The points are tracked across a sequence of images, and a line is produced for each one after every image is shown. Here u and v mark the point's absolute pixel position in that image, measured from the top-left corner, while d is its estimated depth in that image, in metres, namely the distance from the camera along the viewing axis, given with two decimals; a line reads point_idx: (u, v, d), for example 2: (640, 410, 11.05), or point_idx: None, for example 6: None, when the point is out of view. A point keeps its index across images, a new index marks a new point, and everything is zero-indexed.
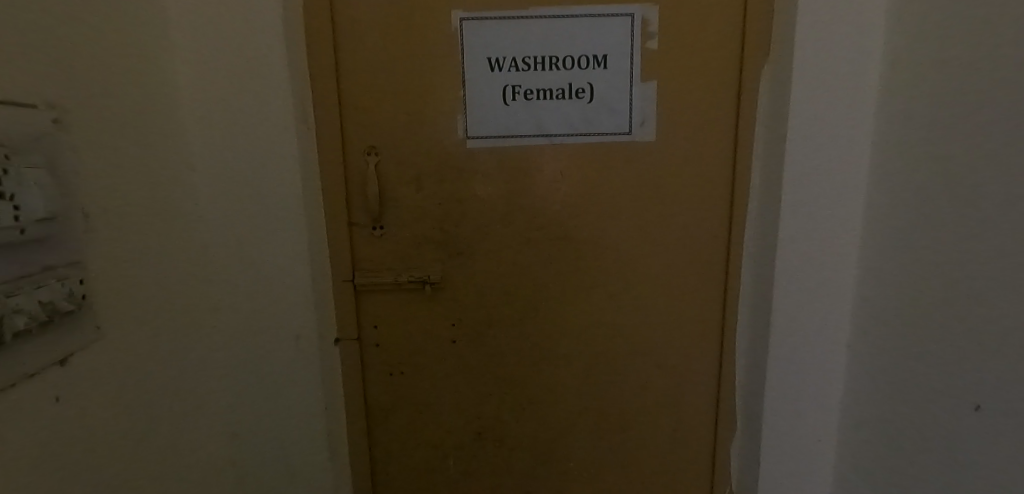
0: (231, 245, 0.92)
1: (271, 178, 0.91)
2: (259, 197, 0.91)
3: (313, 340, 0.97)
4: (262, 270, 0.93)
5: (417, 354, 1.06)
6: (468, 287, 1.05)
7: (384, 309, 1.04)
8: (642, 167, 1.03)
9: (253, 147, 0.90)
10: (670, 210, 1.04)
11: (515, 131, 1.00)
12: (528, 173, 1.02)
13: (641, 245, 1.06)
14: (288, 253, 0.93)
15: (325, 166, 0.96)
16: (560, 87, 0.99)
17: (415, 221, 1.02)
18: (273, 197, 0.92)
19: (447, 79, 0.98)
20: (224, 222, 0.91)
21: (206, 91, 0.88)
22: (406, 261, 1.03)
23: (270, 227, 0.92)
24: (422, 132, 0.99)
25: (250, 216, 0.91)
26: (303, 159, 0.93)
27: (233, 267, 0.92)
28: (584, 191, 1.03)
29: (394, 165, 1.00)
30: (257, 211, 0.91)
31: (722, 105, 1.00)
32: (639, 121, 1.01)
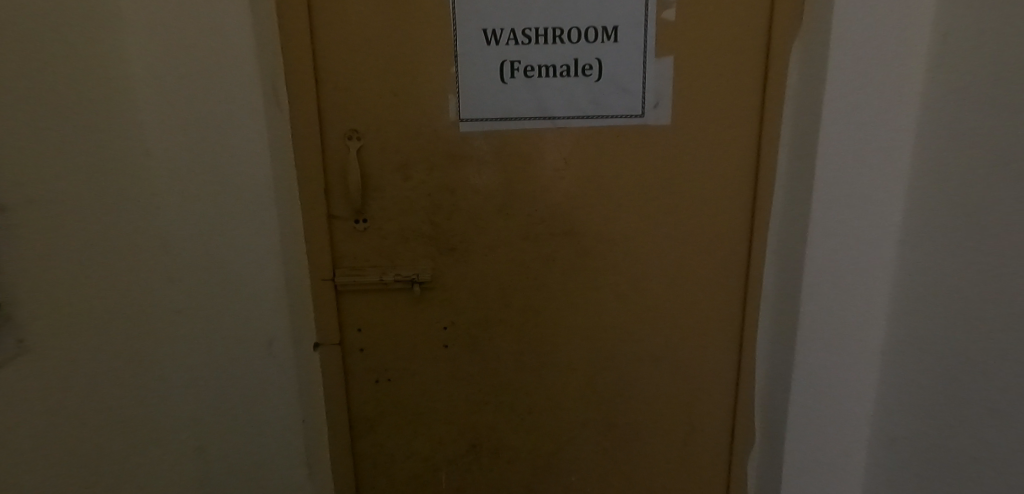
0: (194, 245, 0.81)
1: (240, 170, 0.81)
2: (226, 191, 0.81)
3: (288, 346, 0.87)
4: (231, 273, 0.83)
5: (406, 359, 0.97)
6: (461, 287, 0.95)
7: (368, 310, 0.94)
8: (656, 154, 0.92)
9: (218, 135, 0.79)
10: (687, 201, 0.94)
11: (514, 113, 0.90)
12: (529, 160, 0.92)
13: (653, 240, 0.95)
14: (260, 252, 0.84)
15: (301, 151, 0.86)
16: (565, 64, 0.88)
17: (402, 213, 0.91)
18: (242, 192, 0.81)
19: (437, 54, 0.87)
20: (186, 219, 0.80)
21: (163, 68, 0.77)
22: (392, 258, 0.93)
23: (239, 225, 0.82)
24: (410, 113, 0.88)
25: (216, 211, 0.81)
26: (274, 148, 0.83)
27: (196, 270, 0.81)
28: (591, 180, 0.93)
29: (377, 151, 0.89)
30: (224, 206, 0.81)
31: (747, 85, 0.89)
32: (653, 103, 0.90)
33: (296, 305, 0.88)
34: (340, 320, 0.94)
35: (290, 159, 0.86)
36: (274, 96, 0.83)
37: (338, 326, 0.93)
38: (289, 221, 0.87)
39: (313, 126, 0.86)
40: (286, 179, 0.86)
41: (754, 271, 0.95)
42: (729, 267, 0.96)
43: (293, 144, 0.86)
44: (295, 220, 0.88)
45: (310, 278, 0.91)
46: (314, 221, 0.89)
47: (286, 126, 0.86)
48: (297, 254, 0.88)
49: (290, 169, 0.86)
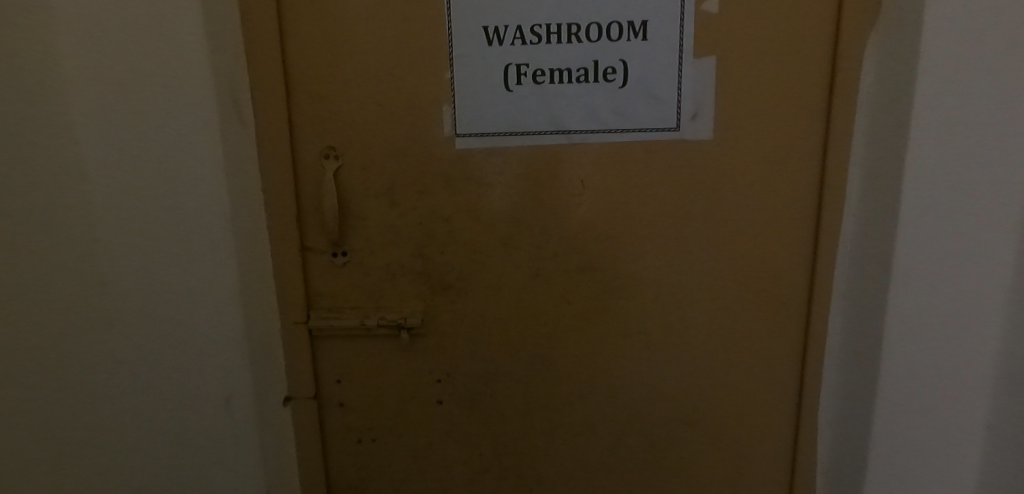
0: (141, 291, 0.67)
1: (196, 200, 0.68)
2: (180, 226, 0.68)
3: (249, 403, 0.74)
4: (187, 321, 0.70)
5: (393, 416, 0.82)
6: (459, 332, 0.79)
7: (349, 358, 0.80)
8: (693, 174, 0.76)
9: (171, 159, 0.67)
10: (732, 232, 0.77)
11: (522, 126, 0.75)
12: (539, 183, 0.76)
13: (691, 279, 0.79)
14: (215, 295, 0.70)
15: (269, 172, 0.73)
16: (583, 67, 0.73)
17: (388, 246, 0.77)
18: (198, 223, 0.69)
19: (430, 58, 0.73)
20: (131, 263, 0.66)
21: (97, 80, 0.61)
22: (377, 298, 0.78)
23: (195, 263, 0.69)
24: (397, 127, 0.74)
25: (168, 249, 0.68)
26: (235, 171, 0.71)
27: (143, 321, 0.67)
28: (613, 207, 0.77)
29: (359, 172, 0.75)
30: (178, 242, 0.68)
31: (808, 91, 0.73)
32: (691, 113, 0.74)
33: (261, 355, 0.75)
34: (316, 370, 0.80)
35: (256, 183, 0.73)
36: (235, 110, 0.71)
37: (314, 378, 0.79)
38: (254, 257, 0.74)
39: (283, 144, 0.73)
40: (251, 207, 0.73)
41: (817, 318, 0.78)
42: (784, 312, 0.79)
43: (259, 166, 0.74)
44: (262, 254, 0.75)
45: (279, 322, 0.77)
46: (285, 256, 0.75)
47: (252, 143, 0.73)
48: (263, 295, 0.75)
49: (256, 195, 0.74)
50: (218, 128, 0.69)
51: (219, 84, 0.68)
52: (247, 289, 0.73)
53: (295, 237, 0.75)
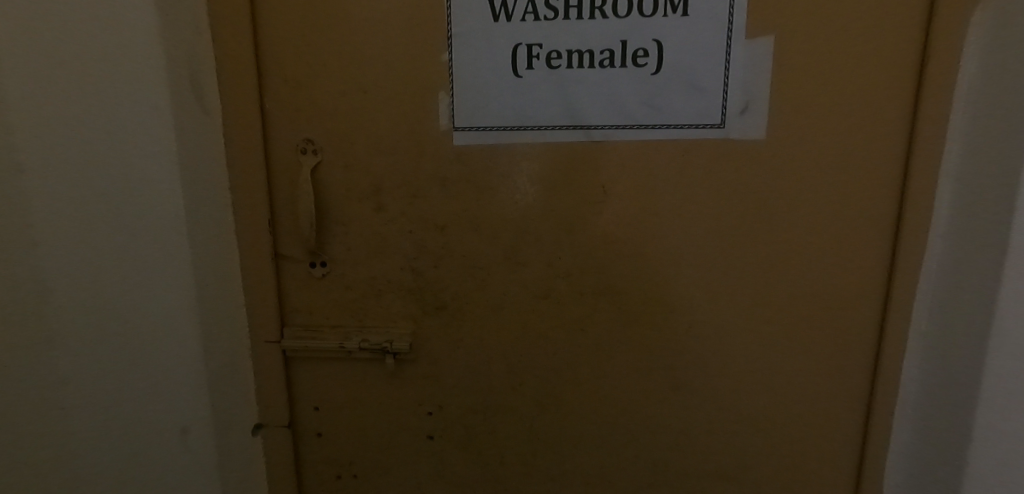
0: (93, 327, 0.52)
1: (153, 199, 0.56)
2: (135, 235, 0.55)
3: (211, 436, 0.64)
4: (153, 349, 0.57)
5: (378, 451, 0.72)
6: (454, 360, 0.68)
7: (328, 384, 0.69)
8: (739, 183, 0.62)
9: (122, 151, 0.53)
10: (785, 254, 0.64)
11: (532, 119, 0.63)
12: (552, 188, 0.64)
13: (732, 308, 0.66)
14: (174, 313, 0.59)
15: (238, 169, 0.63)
16: (608, 48, 0.60)
17: (374, 257, 0.66)
18: (155, 229, 0.56)
19: (426, 36, 0.61)
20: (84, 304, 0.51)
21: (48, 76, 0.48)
22: (360, 317, 0.68)
23: (153, 278, 0.57)
24: (386, 118, 0.63)
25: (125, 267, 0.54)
26: (196, 167, 0.60)
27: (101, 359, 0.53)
28: (640, 218, 0.64)
29: (341, 170, 0.64)
30: (136, 254, 0.55)
31: (886, 81, 0.59)
32: (740, 107, 0.61)
33: (227, 378, 0.66)
34: (291, 395, 0.70)
35: (223, 182, 0.64)
36: (198, 95, 0.60)
37: (288, 404, 0.70)
38: (219, 266, 0.64)
39: (253, 136, 0.63)
40: (217, 209, 0.63)
41: (886, 360, 0.64)
42: (845, 351, 0.66)
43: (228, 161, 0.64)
44: (229, 263, 0.65)
45: (250, 340, 0.68)
46: (256, 265, 0.66)
47: (218, 134, 0.63)
48: (230, 310, 0.66)
49: (223, 195, 0.64)
50: (172, 108, 0.57)
51: (177, 61, 0.57)
52: (209, 305, 0.63)
53: (267, 244, 0.65)
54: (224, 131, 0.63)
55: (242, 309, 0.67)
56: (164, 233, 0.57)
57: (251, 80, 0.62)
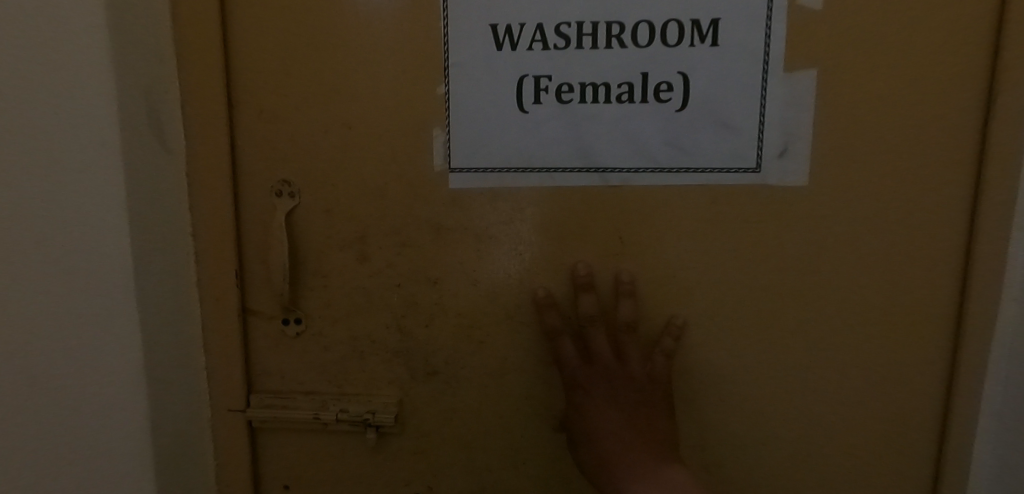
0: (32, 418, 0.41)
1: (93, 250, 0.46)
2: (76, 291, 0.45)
3: None
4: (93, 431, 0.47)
5: None
6: (446, 433, 0.59)
7: (300, 459, 0.60)
8: (774, 234, 0.55)
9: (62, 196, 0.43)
10: (828, 315, 0.56)
11: (540, 160, 0.55)
12: (562, 238, 0.56)
13: (767, 376, 0.57)
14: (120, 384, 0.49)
15: (204, 214, 0.56)
16: (626, 81, 0.53)
17: (355, 313, 0.58)
18: (101, 285, 0.47)
19: (420, 66, 0.54)
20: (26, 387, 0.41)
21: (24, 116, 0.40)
22: (337, 382, 0.59)
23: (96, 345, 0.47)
24: (374, 157, 0.56)
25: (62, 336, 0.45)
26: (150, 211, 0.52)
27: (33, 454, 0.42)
28: (663, 273, 0.56)
29: (320, 214, 0.56)
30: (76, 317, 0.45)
31: (943, 122, 0.52)
32: (777, 149, 0.53)
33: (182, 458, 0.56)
34: (256, 472, 0.61)
35: (183, 228, 0.55)
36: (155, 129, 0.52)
37: (253, 482, 0.60)
38: (175, 326, 0.55)
39: (220, 176, 0.55)
40: (174, 260, 0.55)
41: (951, 440, 0.55)
42: (898, 428, 0.57)
43: (191, 204, 0.56)
44: (188, 320, 0.56)
45: (210, 409, 0.59)
46: (220, 323, 0.57)
47: (181, 174, 0.55)
48: (188, 376, 0.57)
49: (185, 243, 0.56)
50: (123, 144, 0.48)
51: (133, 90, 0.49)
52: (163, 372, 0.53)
53: (233, 299, 0.57)
54: (187, 170, 0.55)
55: (201, 373, 0.58)
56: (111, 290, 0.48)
57: (219, 113, 0.54)
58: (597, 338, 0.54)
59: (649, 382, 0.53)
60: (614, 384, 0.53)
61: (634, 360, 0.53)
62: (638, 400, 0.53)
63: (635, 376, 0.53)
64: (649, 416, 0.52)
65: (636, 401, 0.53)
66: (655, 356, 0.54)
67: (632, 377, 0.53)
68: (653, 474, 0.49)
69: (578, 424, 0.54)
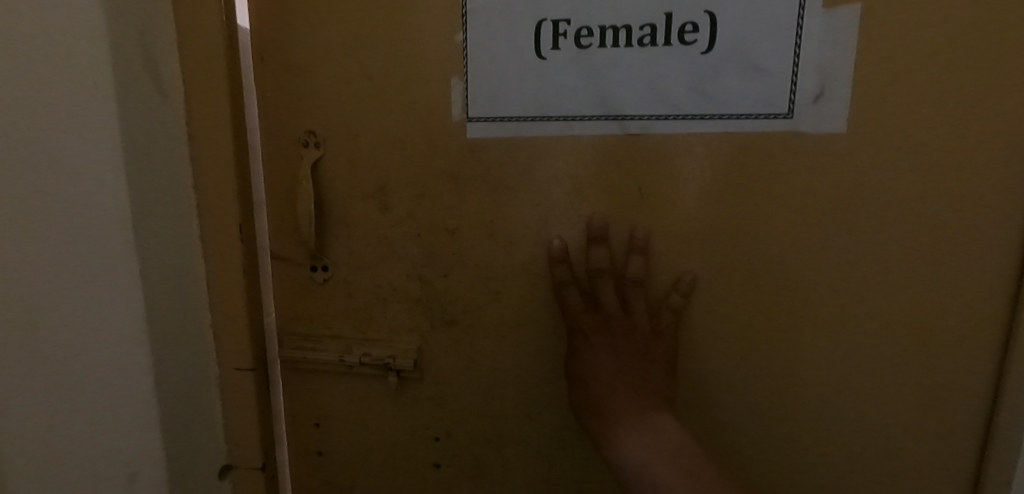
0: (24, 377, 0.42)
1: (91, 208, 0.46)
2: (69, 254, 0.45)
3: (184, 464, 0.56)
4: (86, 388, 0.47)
5: (380, 478, 0.64)
6: (465, 380, 0.60)
7: (327, 398, 0.63)
8: (806, 186, 0.51)
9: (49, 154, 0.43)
10: (864, 274, 0.52)
11: (558, 109, 0.54)
12: (579, 187, 0.55)
13: (793, 338, 0.54)
14: (121, 342, 0.50)
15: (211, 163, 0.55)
16: (649, 23, 0.51)
17: (377, 261, 0.59)
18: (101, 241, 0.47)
19: (438, 13, 0.54)
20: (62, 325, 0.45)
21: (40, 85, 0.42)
22: (362, 327, 0.61)
23: (95, 302, 0.47)
24: (395, 108, 0.56)
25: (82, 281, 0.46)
26: (146, 169, 0.51)
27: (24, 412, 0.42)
28: (684, 228, 0.54)
29: (344, 164, 0.58)
30: (69, 287, 0.45)
31: (1010, 58, 0.46)
32: (813, 92, 0.50)
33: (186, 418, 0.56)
34: (266, 429, 0.62)
35: (185, 185, 0.55)
36: (154, 84, 0.51)
37: (264, 440, 0.61)
38: (178, 284, 0.55)
39: (222, 131, 0.55)
40: (180, 217, 0.55)
41: (1003, 410, 0.51)
42: (939, 397, 0.53)
43: (192, 161, 0.56)
44: (193, 278, 0.57)
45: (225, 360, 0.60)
46: (227, 279, 0.58)
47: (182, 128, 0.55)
48: (194, 334, 0.57)
49: (186, 200, 0.56)
50: (120, 96, 0.48)
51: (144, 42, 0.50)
52: (168, 329, 0.54)
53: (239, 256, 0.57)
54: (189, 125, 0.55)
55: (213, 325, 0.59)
56: (109, 245, 0.48)
57: (227, 66, 0.54)
58: (604, 289, 0.53)
59: (653, 337, 0.53)
60: (615, 334, 0.52)
61: (639, 313, 0.53)
62: (637, 353, 0.52)
63: (638, 329, 0.52)
64: (646, 368, 0.52)
65: (636, 353, 0.52)
66: (662, 312, 0.54)
67: (635, 330, 0.52)
68: (644, 421, 0.50)
69: (577, 372, 0.53)
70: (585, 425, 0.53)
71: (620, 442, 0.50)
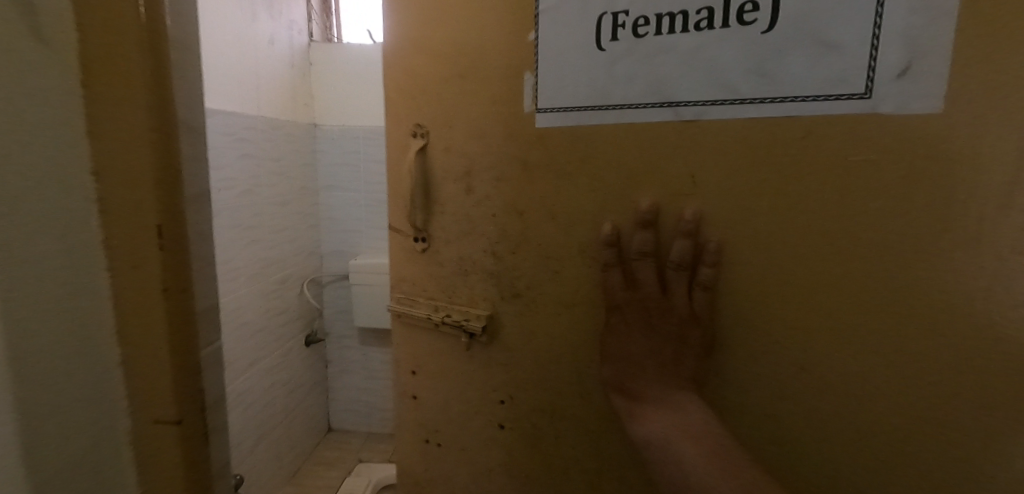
0: None
1: None
2: None
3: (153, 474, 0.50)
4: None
5: (457, 427, 0.73)
6: (527, 350, 0.65)
7: (421, 350, 0.74)
8: (885, 174, 0.45)
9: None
10: (960, 281, 0.44)
11: (615, 98, 0.55)
12: (634, 174, 0.56)
13: (863, 346, 0.48)
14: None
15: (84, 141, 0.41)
16: (706, 6, 0.50)
17: (462, 235, 0.68)
18: None
19: (518, 18, 0.60)
20: None
21: None
22: (448, 292, 0.70)
23: None
24: (481, 103, 0.64)
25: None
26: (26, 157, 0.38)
27: None
28: (739, 216, 0.51)
29: (443, 151, 0.68)
30: None
31: None
32: (897, 68, 0.43)
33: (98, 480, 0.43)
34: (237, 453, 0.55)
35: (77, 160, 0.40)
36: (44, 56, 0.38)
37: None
38: (76, 326, 0.41)
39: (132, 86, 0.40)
40: None
41: None
42: None
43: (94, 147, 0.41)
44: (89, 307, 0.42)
45: None
46: (143, 300, 0.42)
47: (74, 95, 0.40)
48: (94, 379, 0.42)
49: (84, 189, 0.41)
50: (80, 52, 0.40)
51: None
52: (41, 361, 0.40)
53: (156, 269, 0.42)
54: (85, 92, 0.40)
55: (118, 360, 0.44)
56: None
57: None
58: (643, 270, 0.54)
59: (690, 321, 0.53)
60: (650, 315, 0.54)
61: (677, 296, 0.53)
62: (671, 335, 0.53)
63: (674, 312, 0.53)
64: (678, 351, 0.53)
65: (670, 335, 0.53)
66: (705, 298, 0.52)
67: (671, 312, 0.53)
68: (669, 402, 0.53)
69: (612, 347, 0.56)
70: (611, 400, 0.56)
71: (645, 418, 0.54)
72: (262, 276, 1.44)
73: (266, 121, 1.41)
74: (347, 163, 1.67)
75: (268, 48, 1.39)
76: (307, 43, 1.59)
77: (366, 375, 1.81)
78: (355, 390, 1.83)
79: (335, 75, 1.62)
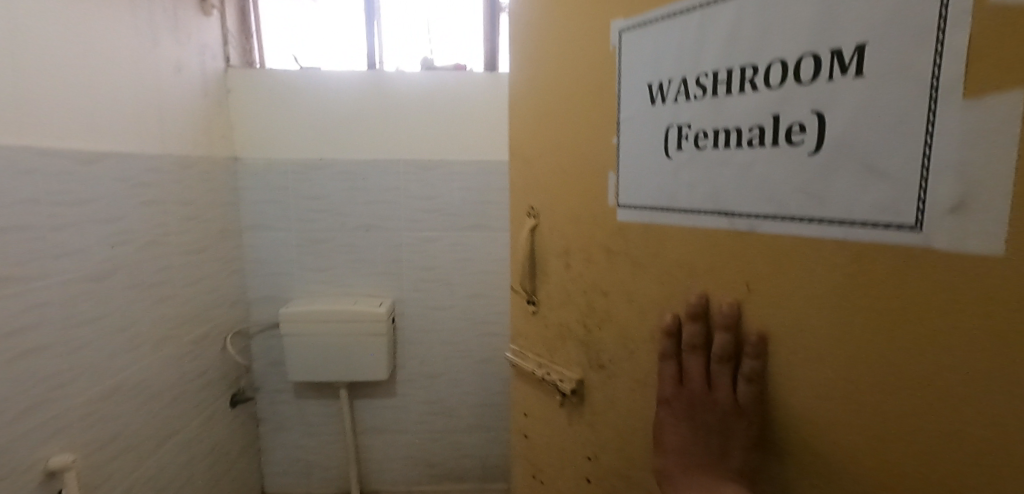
0: None
1: None
2: None
3: None
4: None
5: (556, 470, 0.82)
6: (609, 416, 0.72)
7: (533, 396, 0.85)
8: (930, 299, 0.43)
9: None
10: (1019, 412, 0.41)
11: (678, 202, 0.59)
12: (693, 274, 0.59)
13: (917, 472, 0.46)
14: None
15: None
16: (759, 124, 0.51)
17: (561, 305, 0.78)
18: None
19: (603, 122, 0.67)
20: None
21: None
22: (551, 352, 0.80)
23: None
24: (577, 193, 0.73)
25: None
26: None
27: None
28: (786, 326, 0.52)
29: (550, 232, 0.78)
30: None
31: None
32: (950, 201, 0.41)
33: None
34: None
35: None
36: None
37: None
38: None
39: None
40: None
41: None
42: None
43: None
44: None
45: None
46: None
47: None
48: None
49: None
50: None
51: None
52: None
53: None
54: None
55: None
56: None
57: None
58: (691, 363, 0.58)
59: (734, 415, 0.55)
60: (696, 405, 0.57)
61: (721, 390, 0.56)
62: (716, 427, 0.56)
63: (719, 405, 0.56)
64: (724, 443, 0.55)
65: (716, 428, 0.56)
66: (750, 395, 0.54)
67: (715, 405, 0.56)
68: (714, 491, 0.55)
69: (665, 434, 0.60)
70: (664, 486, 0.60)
71: None
72: (176, 345, 1.17)
73: (174, 158, 1.16)
74: (276, 200, 1.41)
75: (172, 77, 1.15)
76: (225, 68, 1.34)
77: (294, 447, 1.55)
78: (289, 449, 1.55)
79: (276, 99, 1.37)
